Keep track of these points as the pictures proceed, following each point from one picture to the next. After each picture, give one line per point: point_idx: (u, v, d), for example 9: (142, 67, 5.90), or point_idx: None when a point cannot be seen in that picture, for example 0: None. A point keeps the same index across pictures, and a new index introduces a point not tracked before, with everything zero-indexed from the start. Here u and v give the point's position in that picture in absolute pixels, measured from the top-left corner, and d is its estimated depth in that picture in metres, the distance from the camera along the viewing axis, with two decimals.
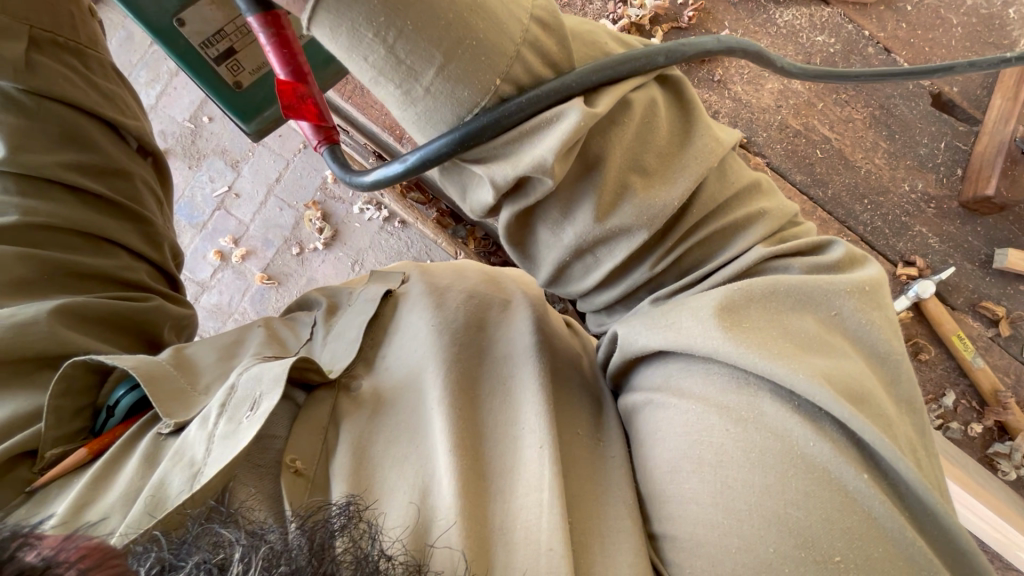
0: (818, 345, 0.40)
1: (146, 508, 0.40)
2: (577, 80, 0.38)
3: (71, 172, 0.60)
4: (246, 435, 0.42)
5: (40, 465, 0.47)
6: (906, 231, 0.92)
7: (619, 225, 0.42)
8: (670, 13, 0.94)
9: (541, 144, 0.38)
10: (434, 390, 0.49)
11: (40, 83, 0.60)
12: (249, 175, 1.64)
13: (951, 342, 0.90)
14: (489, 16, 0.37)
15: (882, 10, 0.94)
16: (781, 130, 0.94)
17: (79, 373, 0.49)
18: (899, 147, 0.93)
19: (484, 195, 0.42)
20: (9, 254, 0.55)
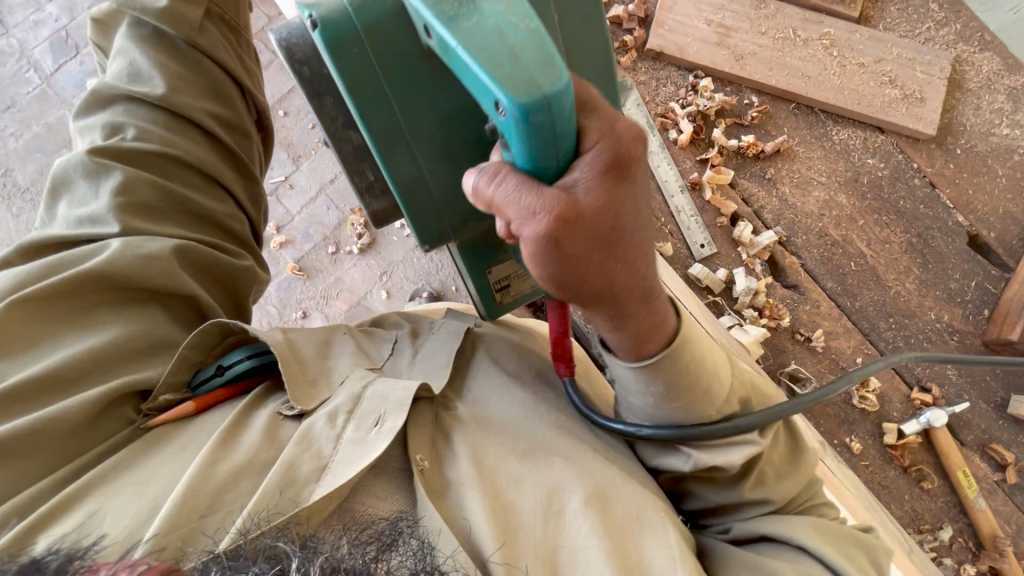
0: (840, 534, 0.51)
1: (279, 485, 0.43)
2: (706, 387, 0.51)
3: (211, 120, 0.66)
4: (377, 447, 0.45)
5: (149, 406, 0.50)
6: (927, 357, 0.95)
7: (761, 498, 0.53)
8: (735, 109, 1.01)
9: (735, 451, 0.52)
10: (553, 439, 0.53)
11: (203, 42, 0.67)
12: (307, 172, 1.73)
13: (956, 477, 0.90)
14: (720, 377, 0.52)
15: (933, 148, 1.00)
16: (820, 236, 0.98)
17: (213, 332, 0.53)
18: (931, 277, 0.96)
19: (679, 463, 0.53)
20: (142, 178, 0.58)
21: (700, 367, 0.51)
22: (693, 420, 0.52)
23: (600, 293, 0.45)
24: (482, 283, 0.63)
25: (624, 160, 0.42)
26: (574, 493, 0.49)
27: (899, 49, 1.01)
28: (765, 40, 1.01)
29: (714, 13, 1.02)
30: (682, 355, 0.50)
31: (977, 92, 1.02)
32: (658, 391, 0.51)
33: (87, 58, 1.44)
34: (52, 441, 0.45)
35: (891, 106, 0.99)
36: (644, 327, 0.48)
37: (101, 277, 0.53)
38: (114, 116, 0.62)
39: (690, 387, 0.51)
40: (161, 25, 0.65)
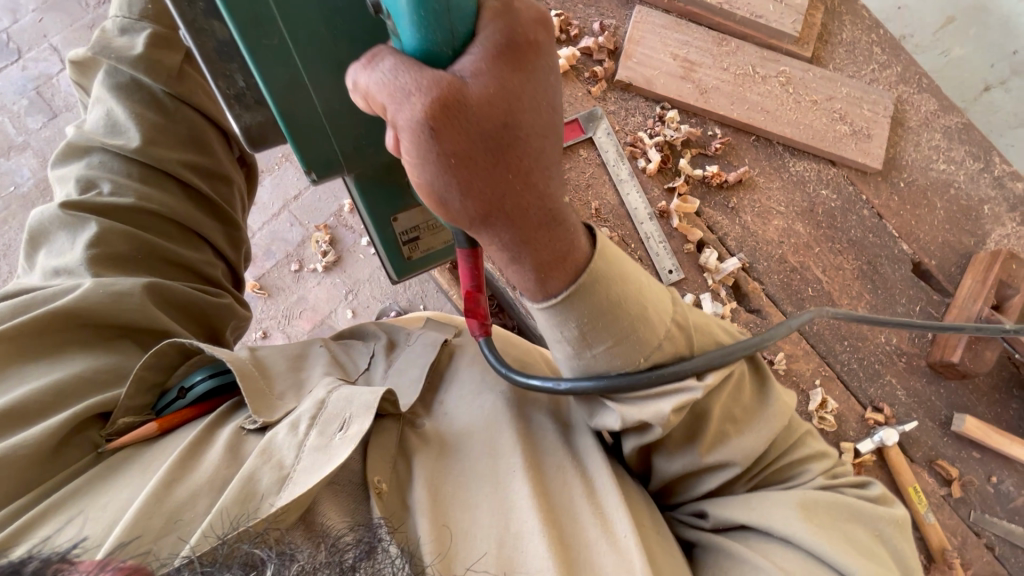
0: (850, 530, 0.50)
1: (235, 498, 0.43)
2: (635, 325, 0.48)
3: (188, 170, 0.67)
4: (340, 453, 0.45)
5: (110, 430, 0.52)
6: (878, 378, 1.00)
7: (720, 460, 0.52)
8: (699, 140, 1.05)
9: (666, 403, 0.48)
10: (512, 453, 0.53)
11: (184, 92, 0.68)
12: (269, 188, 1.68)
13: (908, 494, 0.94)
14: (647, 319, 0.49)
15: (880, 181, 1.07)
16: (780, 263, 1.03)
17: (171, 353, 0.55)
18: (880, 301, 1.02)
19: (610, 422, 0.51)
20: (117, 230, 0.60)
21: (617, 309, 0.48)
22: (621, 369, 0.50)
23: (494, 203, 0.45)
24: (388, 231, 0.70)
25: (520, 47, 0.44)
26: (530, 512, 0.49)
27: (848, 88, 1.08)
28: (726, 76, 1.06)
29: (679, 48, 1.06)
30: (589, 285, 0.47)
31: (917, 130, 1.09)
32: (573, 338, 0.48)
33: (28, 64, 1.45)
34: (15, 467, 0.46)
35: (842, 141, 1.06)
36: (552, 254, 0.47)
37: (68, 313, 0.54)
38: (88, 168, 0.63)
39: (610, 329, 0.48)
40: (138, 73, 0.65)
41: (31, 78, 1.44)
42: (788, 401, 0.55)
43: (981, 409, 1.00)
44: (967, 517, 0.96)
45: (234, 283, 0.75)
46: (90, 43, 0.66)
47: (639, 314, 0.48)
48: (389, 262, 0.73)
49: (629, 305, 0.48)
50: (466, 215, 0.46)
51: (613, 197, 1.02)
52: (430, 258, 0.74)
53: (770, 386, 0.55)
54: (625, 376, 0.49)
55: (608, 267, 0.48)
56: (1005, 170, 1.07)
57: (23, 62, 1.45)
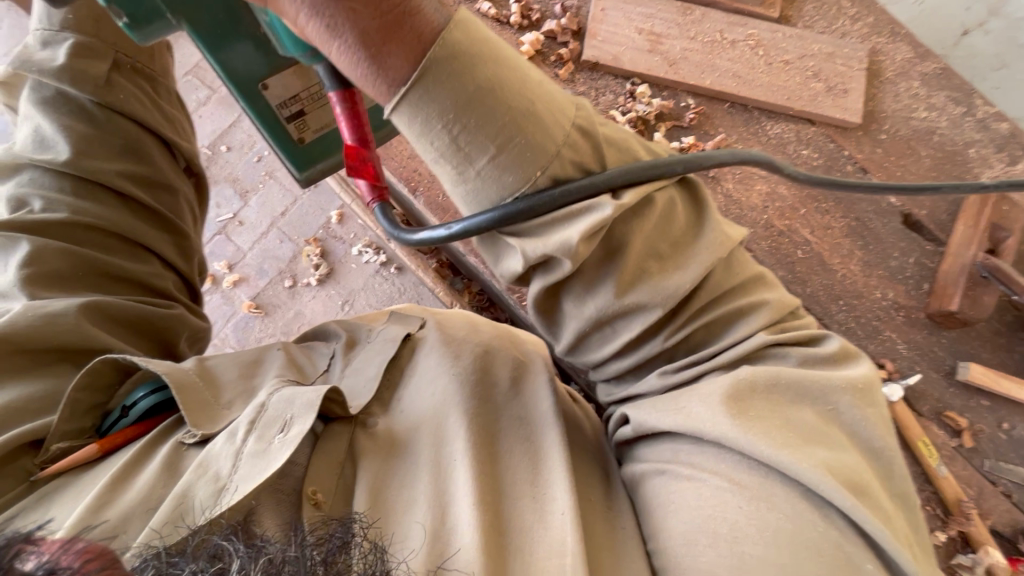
0: (801, 418, 0.47)
1: (172, 517, 0.44)
2: (522, 127, 0.42)
3: (124, 181, 0.66)
4: (280, 457, 0.46)
5: (42, 459, 0.51)
6: (877, 335, 0.98)
7: (638, 301, 0.47)
8: (673, 112, 1.04)
9: (573, 230, 0.44)
10: (456, 437, 0.53)
11: (113, 99, 0.67)
12: (256, 207, 1.68)
13: (917, 448, 0.93)
14: (532, 114, 0.43)
15: (861, 135, 1.05)
16: (767, 228, 1.01)
17: (105, 371, 0.54)
18: (872, 257, 1.01)
19: (513, 264, 0.47)
20: (52, 247, 0.60)
21: (497, 106, 0.42)
22: (512, 185, 0.44)
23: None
24: (262, 105, 0.67)
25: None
26: (466, 504, 0.48)
27: (820, 44, 1.06)
28: (694, 44, 1.04)
29: (644, 21, 1.05)
30: (457, 75, 0.41)
31: (894, 80, 1.08)
32: (447, 149, 0.43)
33: None
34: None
35: (819, 99, 1.04)
36: (376, 17, 0.40)
37: (3, 338, 0.54)
38: (20, 187, 0.64)
39: (488, 130, 0.42)
40: (63, 84, 0.65)
41: None
42: (728, 234, 0.50)
43: (985, 355, 0.98)
44: (981, 466, 0.94)
45: (192, 295, 0.76)
46: (12, 58, 0.67)
47: (525, 110, 0.42)
48: (284, 153, 0.72)
49: (512, 101, 0.42)
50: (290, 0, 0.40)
51: None
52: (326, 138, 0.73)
53: (706, 216, 0.50)
54: (521, 200, 0.44)
55: (487, 55, 0.42)
56: (988, 111, 1.05)
57: None
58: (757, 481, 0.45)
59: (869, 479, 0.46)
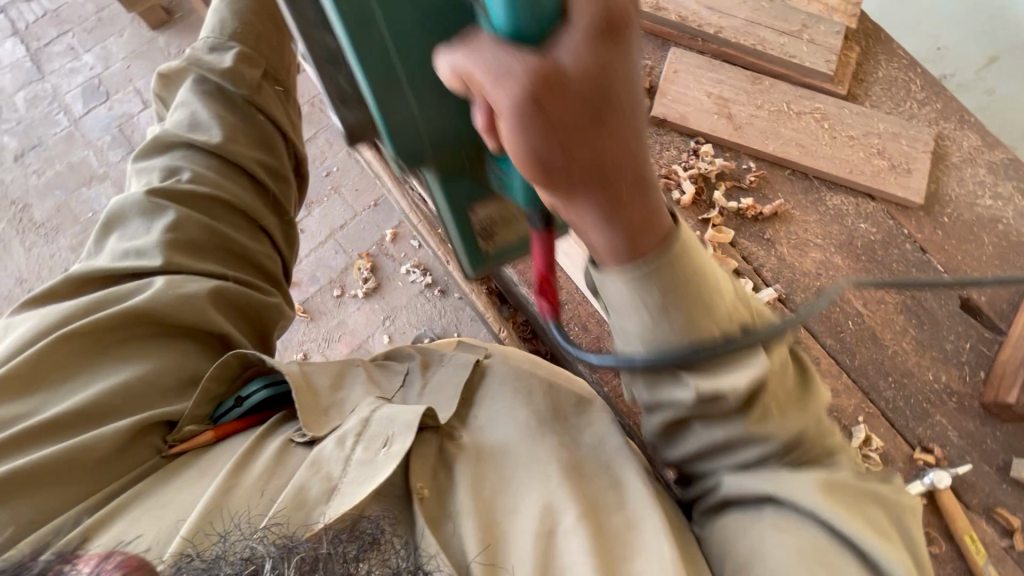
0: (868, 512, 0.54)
1: (288, 504, 0.50)
2: (691, 283, 0.51)
3: (258, 168, 0.75)
4: (386, 468, 0.53)
5: (174, 437, 0.59)
6: (926, 418, 0.96)
7: (761, 429, 0.55)
8: (733, 173, 1.07)
9: (737, 375, 0.52)
10: (546, 463, 0.58)
11: (259, 101, 0.78)
12: (319, 217, 1.78)
13: (963, 542, 0.89)
14: (700, 279, 0.52)
15: (922, 216, 1.06)
16: (818, 295, 1.02)
17: (233, 363, 0.62)
18: (926, 337, 0.99)
19: (671, 388, 0.54)
20: (196, 219, 0.68)
21: (669, 259, 0.51)
22: (680, 325, 0.52)
23: (586, 172, 0.45)
24: (467, 225, 0.70)
25: (617, 16, 0.42)
26: (569, 516, 0.54)
27: (885, 124, 1.09)
28: (761, 112, 1.09)
29: (713, 86, 1.10)
30: (672, 254, 0.50)
31: (960, 166, 1.08)
32: (651, 305, 0.51)
33: (114, 105, 1.86)
34: (91, 460, 0.54)
35: (880, 175, 1.06)
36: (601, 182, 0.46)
37: (142, 313, 0.62)
38: (172, 160, 0.72)
39: (666, 283, 0.51)
40: (223, 82, 0.76)
41: (117, 117, 1.84)
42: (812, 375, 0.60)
43: None
44: None
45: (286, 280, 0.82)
46: (184, 57, 0.78)
47: (708, 283, 0.52)
48: (467, 256, 0.75)
49: (683, 261, 0.51)
50: (558, 184, 0.46)
51: None
52: (505, 250, 0.75)
53: (810, 381, 0.59)
54: (695, 345, 0.52)
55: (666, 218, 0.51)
56: None
57: (111, 103, 1.86)
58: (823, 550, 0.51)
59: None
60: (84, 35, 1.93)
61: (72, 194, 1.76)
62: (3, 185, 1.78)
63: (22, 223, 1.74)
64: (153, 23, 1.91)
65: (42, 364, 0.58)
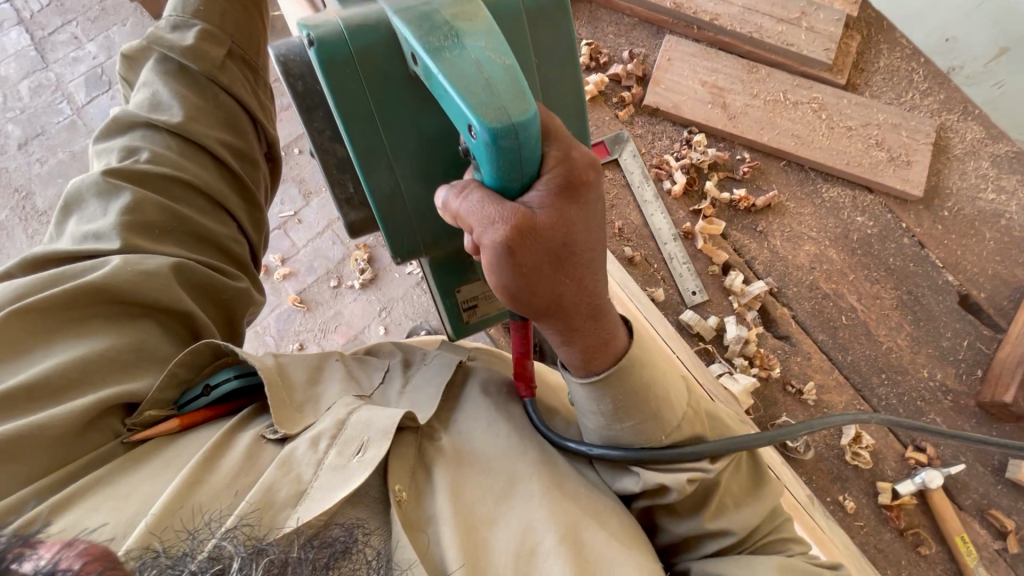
0: None
1: (254, 506, 0.47)
2: (658, 402, 0.56)
3: (222, 149, 0.75)
4: (358, 476, 0.50)
5: (134, 421, 0.57)
6: (920, 416, 0.94)
7: (721, 529, 0.55)
8: (727, 164, 1.05)
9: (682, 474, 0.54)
10: (529, 477, 0.56)
11: (223, 81, 0.77)
12: (315, 207, 1.78)
13: (954, 543, 0.87)
14: (664, 401, 0.56)
15: (921, 209, 1.03)
16: (811, 289, 0.99)
17: (205, 352, 0.60)
18: (922, 333, 0.97)
19: (631, 484, 0.57)
20: (156, 202, 0.67)
21: (636, 383, 0.55)
22: (645, 441, 0.56)
23: (550, 303, 0.52)
24: (451, 300, 0.72)
25: (579, 181, 0.50)
26: (547, 533, 0.52)
27: (885, 114, 1.06)
28: (757, 102, 1.06)
29: (709, 75, 1.08)
30: (630, 369, 0.55)
31: (962, 158, 1.05)
32: (608, 412, 0.56)
33: (115, 94, 1.86)
34: (45, 442, 0.51)
35: (879, 167, 1.03)
36: (573, 314, 0.53)
37: (101, 290, 0.60)
38: (132, 141, 0.71)
39: (635, 408, 0.55)
40: (186, 62, 0.75)
41: (118, 105, 1.85)
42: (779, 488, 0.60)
43: None
44: None
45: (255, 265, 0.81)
46: (146, 36, 0.76)
47: (664, 396, 0.56)
48: (451, 328, 0.75)
49: (649, 380, 0.55)
50: (529, 309, 0.52)
51: (637, 216, 1.03)
52: (489, 323, 0.75)
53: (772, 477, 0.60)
54: (648, 448, 0.56)
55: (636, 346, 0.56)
56: None
57: (112, 92, 1.87)
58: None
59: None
60: (86, 24, 1.94)
61: (73, 182, 1.78)
62: (6, 172, 1.80)
63: (24, 210, 1.75)
64: (154, 12, 1.91)
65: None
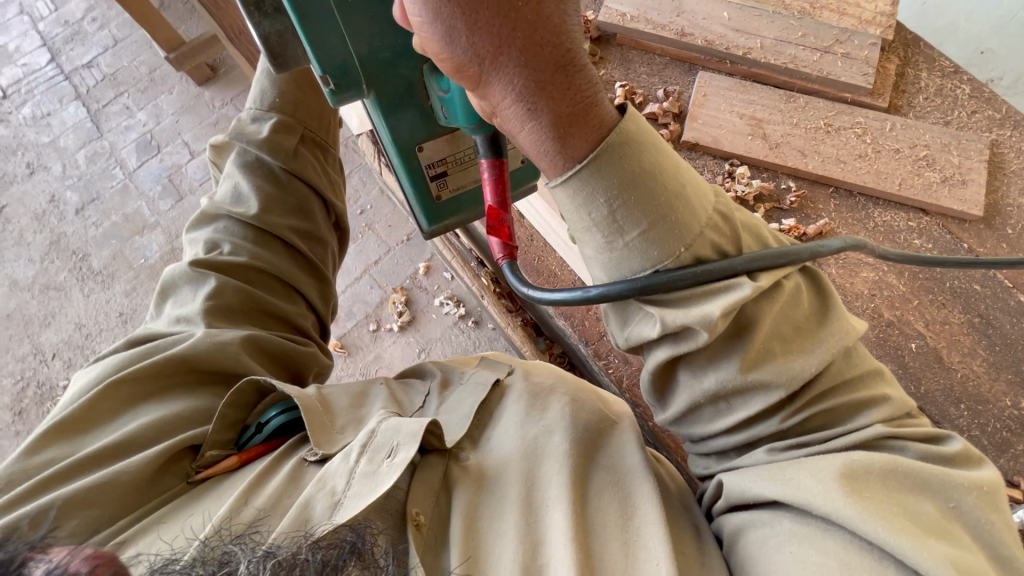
0: (938, 530, 0.43)
1: (290, 524, 0.47)
2: (669, 204, 0.49)
3: (292, 232, 0.77)
4: (387, 480, 0.49)
5: (199, 462, 0.57)
6: (1009, 448, 0.88)
7: (763, 381, 0.49)
8: (773, 194, 1.04)
9: (713, 305, 0.48)
10: (556, 481, 0.54)
11: (295, 166, 0.80)
12: (352, 253, 1.82)
13: None
14: (683, 199, 0.49)
15: (982, 228, 0.99)
16: (873, 317, 0.96)
17: (249, 390, 0.60)
18: (1000, 359, 0.92)
19: (649, 329, 0.51)
20: (232, 285, 0.70)
21: (646, 183, 0.48)
22: (656, 260, 0.49)
23: (501, 34, 0.44)
24: (415, 164, 0.79)
25: None
26: (563, 545, 0.49)
27: (933, 135, 1.04)
28: (797, 130, 1.06)
29: (745, 107, 1.08)
30: (618, 144, 0.47)
31: (1020, 174, 1.02)
32: (603, 221, 0.49)
33: (164, 157, 1.97)
34: (117, 490, 0.52)
35: (933, 188, 1.00)
36: (532, 52, 0.45)
37: (182, 358, 0.62)
38: (215, 233, 0.75)
39: (644, 209, 0.48)
40: (262, 152, 0.78)
41: (166, 168, 1.96)
42: (851, 325, 0.52)
43: None
44: None
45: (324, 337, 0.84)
46: (229, 131, 0.81)
47: (676, 194, 0.49)
48: (421, 202, 0.84)
49: (658, 179, 0.48)
50: (476, 56, 0.45)
51: None
52: (461, 197, 0.85)
53: (833, 305, 0.52)
54: (663, 272, 0.48)
55: (640, 134, 0.48)
56: None
57: (161, 156, 1.98)
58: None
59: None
60: (137, 95, 2.07)
61: (126, 242, 1.87)
62: (65, 237, 1.90)
63: (81, 271, 1.85)
64: (199, 79, 2.03)
65: (90, 406, 0.58)
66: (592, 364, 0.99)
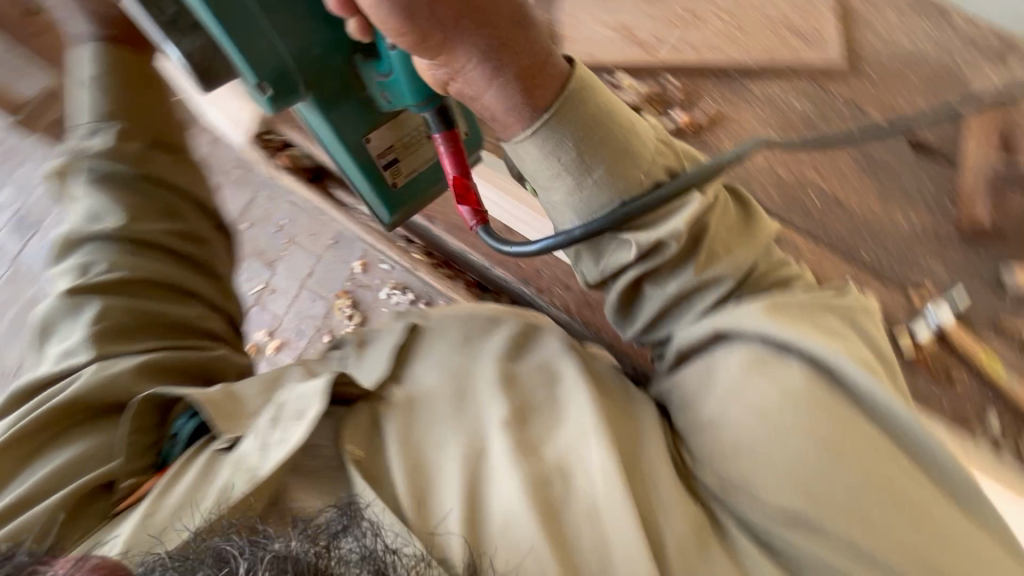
0: (840, 335, 0.61)
1: (212, 506, 0.56)
2: (639, 149, 0.62)
3: (167, 237, 0.77)
4: (297, 435, 0.59)
5: (117, 487, 0.61)
6: (913, 262, 0.98)
7: (713, 275, 0.64)
8: (658, 93, 1.07)
9: (677, 219, 0.62)
10: (476, 391, 0.65)
11: (149, 178, 0.80)
12: (283, 272, 1.77)
13: (981, 363, 0.90)
14: (627, 140, 0.62)
15: (848, 75, 1.07)
16: (775, 182, 1.03)
17: (147, 409, 0.65)
18: (888, 187, 1.01)
19: (626, 255, 0.64)
20: (119, 306, 0.71)
21: (593, 126, 0.61)
22: (624, 193, 0.62)
23: None
24: (365, 155, 0.87)
25: None
26: (496, 438, 0.61)
27: (784, 2, 1.10)
28: (665, 27, 1.09)
29: (612, 19, 1.10)
30: (575, 91, 0.60)
31: (867, 17, 1.10)
32: (571, 164, 0.61)
33: (44, 231, 1.81)
34: (44, 520, 0.57)
35: (796, 50, 1.06)
36: None
37: (77, 392, 0.65)
38: (85, 258, 0.73)
39: (603, 149, 0.61)
40: (111, 172, 0.78)
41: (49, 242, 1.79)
42: (766, 223, 0.69)
43: None
44: None
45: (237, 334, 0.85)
46: (66, 156, 0.79)
47: (627, 131, 0.62)
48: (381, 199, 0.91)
49: (600, 122, 0.61)
50: None
51: None
52: (412, 185, 0.93)
53: (752, 210, 0.69)
54: (628, 201, 0.62)
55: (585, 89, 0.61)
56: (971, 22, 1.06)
57: (41, 231, 1.81)
58: (784, 376, 0.59)
59: (882, 371, 0.61)
60: None
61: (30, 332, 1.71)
62: None
63: None
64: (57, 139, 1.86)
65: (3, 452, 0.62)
66: (540, 302, 0.99)
